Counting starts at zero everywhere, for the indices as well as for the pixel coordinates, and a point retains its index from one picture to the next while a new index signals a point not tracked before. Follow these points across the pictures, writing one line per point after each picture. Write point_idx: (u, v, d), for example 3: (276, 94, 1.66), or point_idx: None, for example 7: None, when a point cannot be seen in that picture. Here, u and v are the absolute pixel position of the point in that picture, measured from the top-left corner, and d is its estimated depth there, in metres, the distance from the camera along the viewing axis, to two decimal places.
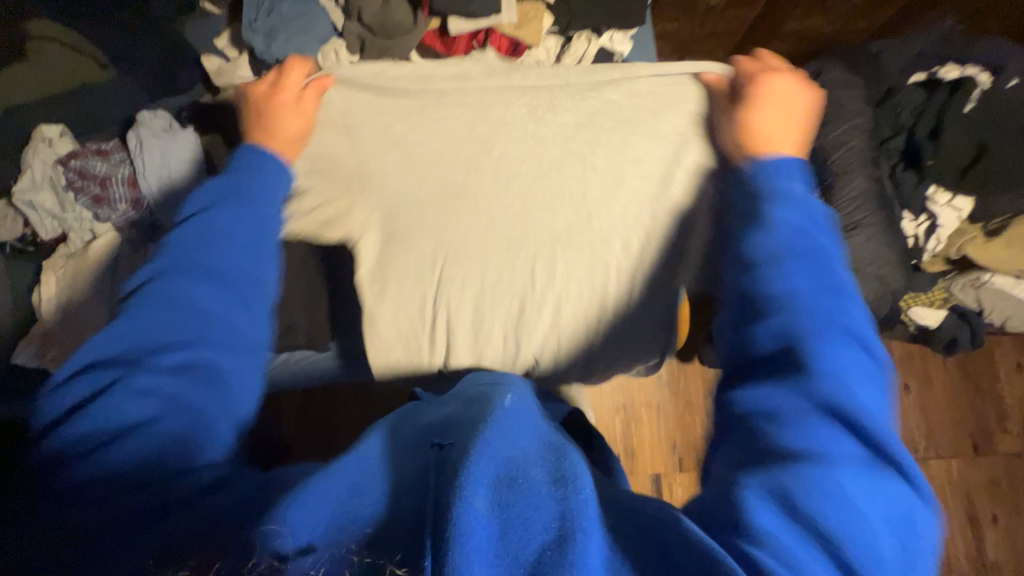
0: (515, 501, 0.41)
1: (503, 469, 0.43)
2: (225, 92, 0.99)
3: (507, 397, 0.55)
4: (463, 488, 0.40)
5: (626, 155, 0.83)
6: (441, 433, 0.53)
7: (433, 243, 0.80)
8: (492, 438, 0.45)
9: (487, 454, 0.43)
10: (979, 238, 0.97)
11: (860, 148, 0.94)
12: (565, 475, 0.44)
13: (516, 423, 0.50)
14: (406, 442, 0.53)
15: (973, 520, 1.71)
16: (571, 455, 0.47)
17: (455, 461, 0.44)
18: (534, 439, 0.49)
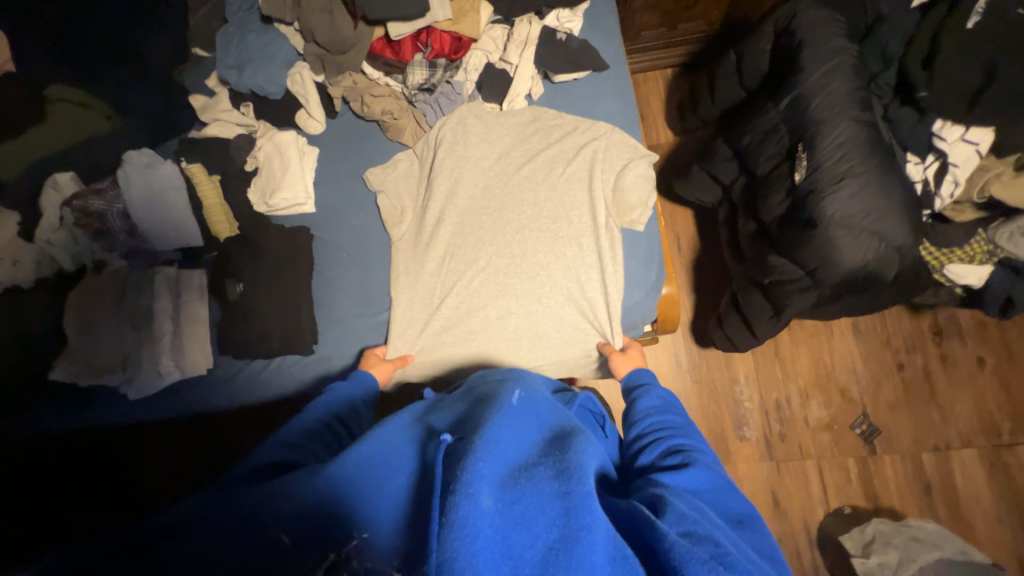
0: (515, 502, 0.42)
1: (505, 471, 0.45)
2: (209, 124, 1.09)
3: (513, 396, 0.57)
4: (466, 485, 0.41)
5: (554, 190, 1.01)
6: (458, 426, 0.53)
7: (444, 282, 1.03)
8: (496, 435, 0.48)
9: (493, 452, 0.46)
10: (1007, 172, 0.81)
11: (841, 90, 0.84)
12: (564, 466, 0.46)
13: (513, 428, 0.51)
14: (424, 436, 0.54)
15: None
16: (573, 448, 0.49)
17: (461, 454, 0.45)
18: (534, 438, 0.52)
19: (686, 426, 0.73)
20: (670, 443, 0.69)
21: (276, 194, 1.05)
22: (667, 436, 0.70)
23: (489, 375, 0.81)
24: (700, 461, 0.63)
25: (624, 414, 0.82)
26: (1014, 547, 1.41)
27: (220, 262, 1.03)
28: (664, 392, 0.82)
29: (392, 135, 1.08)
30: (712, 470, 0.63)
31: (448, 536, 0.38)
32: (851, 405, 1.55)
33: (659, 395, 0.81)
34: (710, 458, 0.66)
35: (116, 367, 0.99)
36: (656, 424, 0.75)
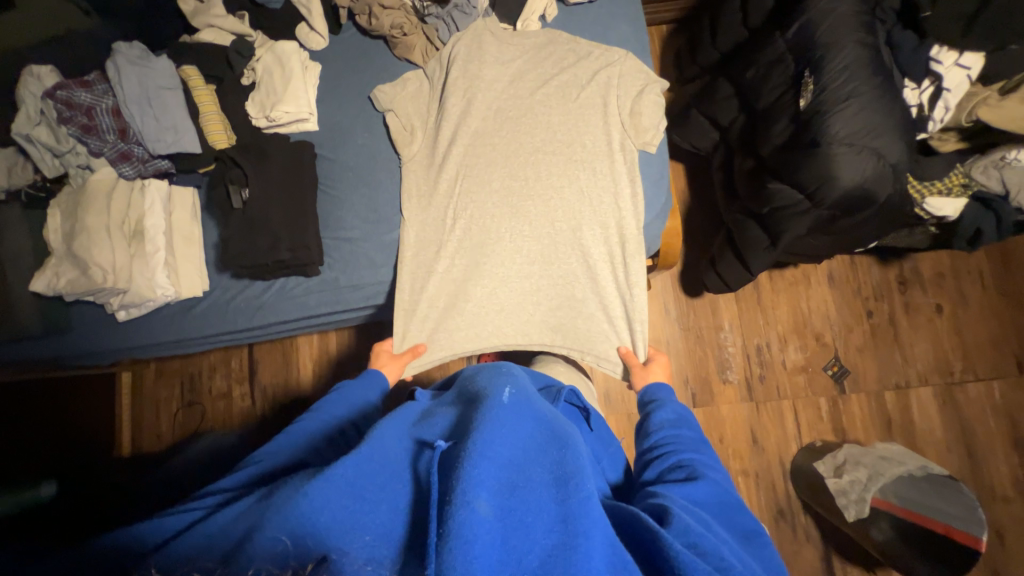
0: (512, 510, 0.44)
1: (502, 476, 0.46)
2: (202, 31, 1.01)
3: (507, 392, 0.57)
4: (466, 493, 0.42)
5: (567, 116, 1.00)
6: (450, 431, 0.53)
7: (455, 202, 1.00)
8: (490, 439, 0.47)
9: (490, 458, 0.46)
10: (993, 97, 0.89)
11: (849, 15, 0.88)
12: (564, 477, 0.48)
13: (510, 428, 0.51)
14: (415, 442, 0.53)
15: (1020, 442, 1.59)
16: (570, 458, 0.51)
17: (456, 462, 0.46)
18: (532, 440, 0.52)
19: (700, 442, 0.74)
20: (679, 456, 0.70)
21: (277, 107, 0.99)
22: (680, 450, 0.71)
23: (484, 368, 0.79)
24: (709, 478, 0.65)
25: (637, 426, 0.83)
26: (959, 471, 1.58)
27: (222, 172, 0.98)
28: (682, 408, 0.82)
29: (399, 52, 1.04)
30: (722, 487, 0.65)
31: (450, 549, 0.38)
32: (825, 349, 1.66)
33: (676, 412, 0.81)
34: (722, 475, 0.69)
35: (106, 279, 0.90)
36: (675, 436, 0.76)
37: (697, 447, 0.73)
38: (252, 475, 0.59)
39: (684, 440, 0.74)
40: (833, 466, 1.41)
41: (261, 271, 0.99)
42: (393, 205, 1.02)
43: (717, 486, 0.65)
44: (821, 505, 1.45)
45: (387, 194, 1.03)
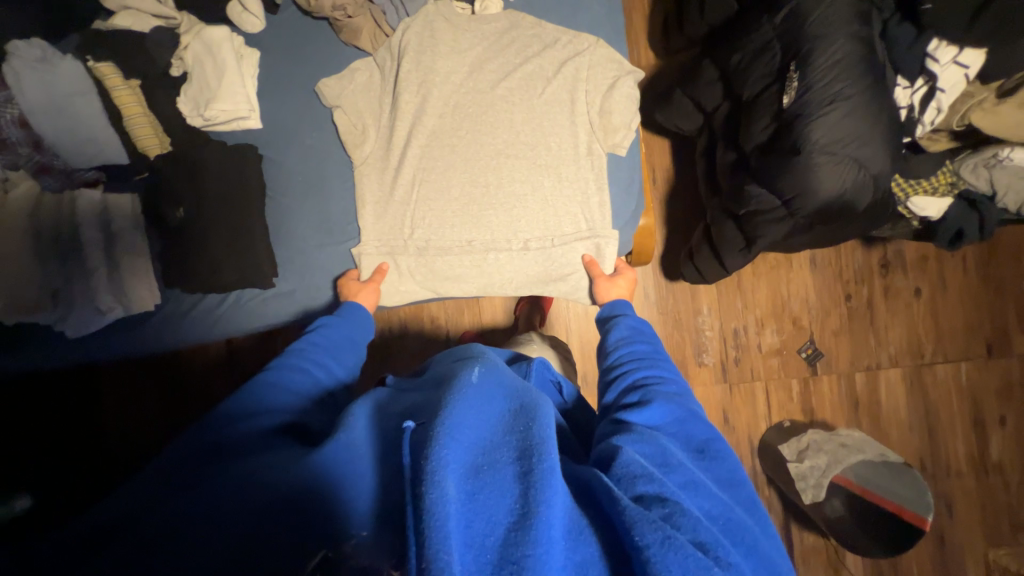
0: (479, 489, 0.40)
1: (472, 455, 0.43)
2: (116, 13, 0.89)
3: (475, 365, 0.54)
4: (432, 475, 0.39)
5: (532, 111, 0.94)
6: (417, 409, 0.49)
7: (414, 211, 0.95)
8: (460, 417, 0.44)
9: (457, 437, 0.42)
10: (989, 100, 0.83)
11: (842, 2, 0.79)
12: (529, 445, 0.44)
13: (479, 407, 0.47)
14: (385, 424, 0.50)
15: (979, 422, 1.66)
16: (538, 420, 0.47)
17: (424, 441, 0.42)
18: (501, 408, 0.49)
19: (656, 355, 0.75)
20: (634, 376, 0.70)
21: (211, 105, 0.89)
22: (634, 369, 0.71)
23: (449, 354, 0.78)
24: (661, 393, 0.64)
25: (597, 347, 0.83)
26: (919, 449, 1.64)
27: (155, 184, 0.90)
28: (637, 320, 0.83)
29: (346, 38, 0.94)
30: (677, 402, 0.63)
31: (427, 538, 0.36)
32: (801, 332, 1.66)
33: (630, 324, 0.82)
34: (675, 384, 0.68)
35: (46, 302, 0.86)
36: (629, 354, 0.76)
37: (658, 362, 0.72)
38: (209, 435, 0.55)
39: (647, 360, 0.73)
40: (795, 451, 1.45)
41: (208, 287, 0.93)
42: (346, 215, 0.97)
43: (693, 409, 0.63)
44: (784, 483, 1.52)
45: (339, 201, 0.97)
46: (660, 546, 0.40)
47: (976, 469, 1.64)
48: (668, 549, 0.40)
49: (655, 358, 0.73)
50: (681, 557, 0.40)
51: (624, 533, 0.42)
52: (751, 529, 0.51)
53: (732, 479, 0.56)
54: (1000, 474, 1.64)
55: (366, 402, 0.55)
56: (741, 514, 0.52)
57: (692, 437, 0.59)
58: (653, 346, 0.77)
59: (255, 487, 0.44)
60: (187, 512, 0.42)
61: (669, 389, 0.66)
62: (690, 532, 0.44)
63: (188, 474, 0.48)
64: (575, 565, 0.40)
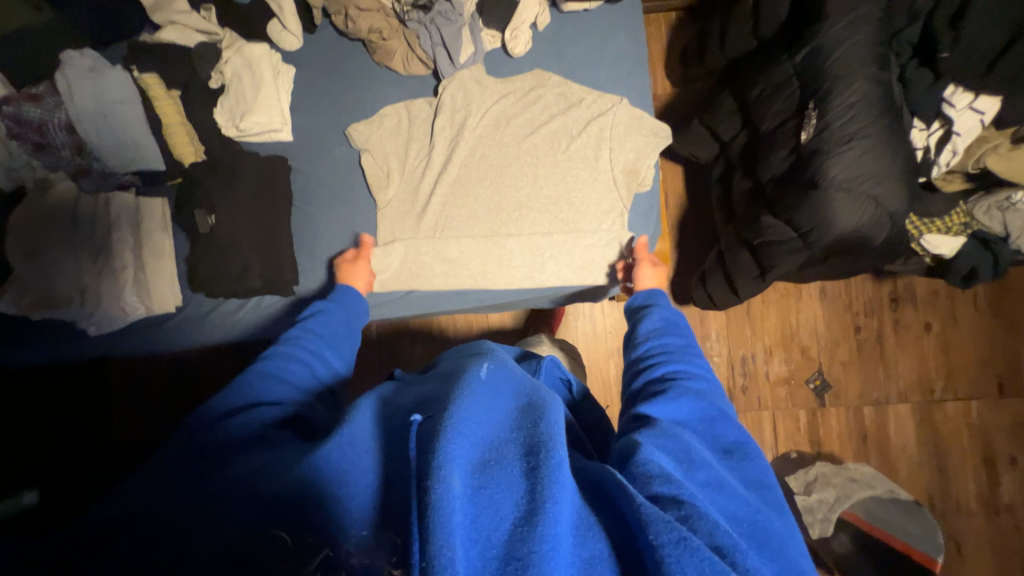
0: (486, 485, 0.40)
1: (480, 450, 0.43)
2: (163, 27, 0.93)
3: (485, 362, 0.55)
4: (440, 469, 0.38)
5: (556, 168, 0.96)
6: (426, 403, 0.49)
7: (436, 228, 0.98)
8: (468, 412, 0.44)
9: (465, 432, 0.42)
10: (1003, 145, 0.86)
11: (863, 45, 0.82)
12: (536, 443, 0.44)
13: (486, 405, 0.47)
14: (389, 413, 0.49)
15: (989, 461, 1.63)
16: (545, 417, 0.47)
17: (430, 435, 0.42)
18: (510, 406, 0.49)
19: (689, 349, 0.73)
20: (663, 369, 0.69)
21: (247, 118, 0.94)
22: (665, 360, 0.70)
23: (457, 351, 0.79)
24: (690, 389, 0.63)
25: (626, 336, 0.82)
26: (928, 486, 1.62)
27: (185, 190, 0.94)
28: (671, 312, 0.80)
29: (379, 58, 0.98)
30: (706, 399, 0.63)
31: (431, 535, 0.35)
32: (809, 362, 1.66)
33: (663, 316, 0.80)
34: (708, 384, 0.66)
35: (75, 300, 0.88)
36: (660, 346, 0.74)
37: (693, 358, 0.71)
38: (208, 436, 0.53)
39: (680, 353, 0.72)
40: (803, 483, 1.42)
41: (231, 288, 0.93)
42: (366, 227, 0.99)
43: (723, 411, 0.62)
44: None
45: (362, 215, 0.99)
46: (675, 547, 0.39)
47: (986, 510, 1.61)
48: (682, 549, 0.39)
49: (689, 352, 0.72)
50: (696, 561, 0.38)
51: (637, 532, 0.41)
52: (775, 530, 0.51)
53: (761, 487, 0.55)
54: (1011, 516, 1.61)
55: (377, 391, 0.56)
56: (765, 514, 0.51)
57: (720, 436, 0.59)
58: (688, 341, 0.75)
59: (256, 485, 0.42)
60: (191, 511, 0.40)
61: (702, 384, 0.65)
62: (704, 534, 0.43)
63: (188, 476, 0.46)
64: (582, 563, 0.40)
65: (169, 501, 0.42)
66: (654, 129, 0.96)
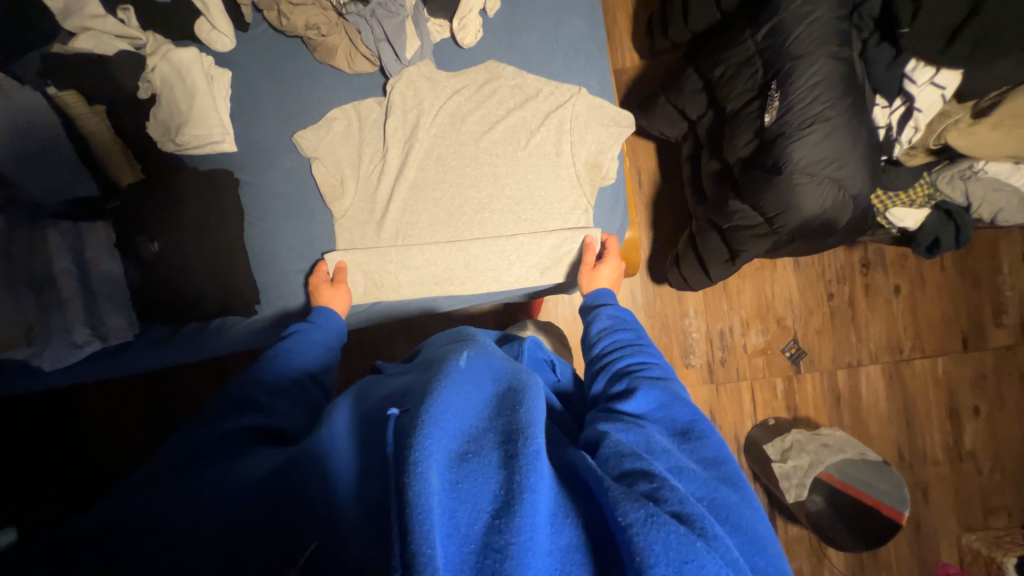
0: (463, 479, 0.39)
1: (458, 443, 0.42)
2: (77, 35, 0.85)
3: (463, 350, 0.54)
4: (417, 465, 0.37)
5: (517, 164, 0.96)
6: (407, 394, 0.49)
7: (398, 235, 0.95)
8: (445, 405, 0.43)
9: (443, 426, 0.41)
10: (965, 120, 0.87)
11: (824, 20, 0.79)
12: (514, 431, 0.43)
13: (464, 395, 0.46)
14: (369, 410, 0.49)
15: (954, 412, 1.71)
16: (524, 403, 0.46)
17: (408, 430, 0.41)
18: (488, 393, 0.48)
19: (640, 341, 0.75)
20: (618, 365, 0.70)
21: (183, 130, 0.88)
22: (621, 356, 0.72)
23: (444, 338, 0.76)
24: (645, 378, 0.64)
25: (581, 339, 0.83)
26: (897, 440, 1.70)
27: (128, 213, 0.89)
28: (618, 310, 0.83)
29: (320, 56, 0.92)
30: (661, 386, 0.63)
31: (411, 533, 0.34)
32: (785, 331, 1.68)
33: (612, 313, 0.82)
34: (663, 375, 0.67)
35: (20, 342, 0.81)
36: (612, 343, 0.76)
37: (645, 350, 0.73)
38: (187, 440, 0.54)
39: (631, 347, 0.74)
40: (780, 451, 1.50)
41: (204, 310, 0.92)
42: (324, 238, 0.96)
43: (681, 397, 0.62)
44: (771, 481, 1.54)
45: (319, 225, 0.96)
46: (643, 525, 0.38)
47: (950, 458, 1.70)
48: (651, 525, 0.38)
49: (640, 344, 0.75)
50: (664, 536, 0.38)
51: (607, 513, 0.40)
52: (735, 502, 0.49)
53: (724, 459, 0.54)
54: (973, 461, 1.71)
55: (355, 391, 0.55)
56: (724, 489, 0.50)
57: (681, 416, 0.59)
58: (637, 335, 0.78)
59: (241, 486, 0.43)
60: (176, 515, 0.40)
61: (656, 374, 0.66)
62: (671, 504, 0.42)
63: (167, 481, 0.47)
64: (559, 551, 0.38)
65: (152, 505, 0.43)
66: (615, 118, 0.97)
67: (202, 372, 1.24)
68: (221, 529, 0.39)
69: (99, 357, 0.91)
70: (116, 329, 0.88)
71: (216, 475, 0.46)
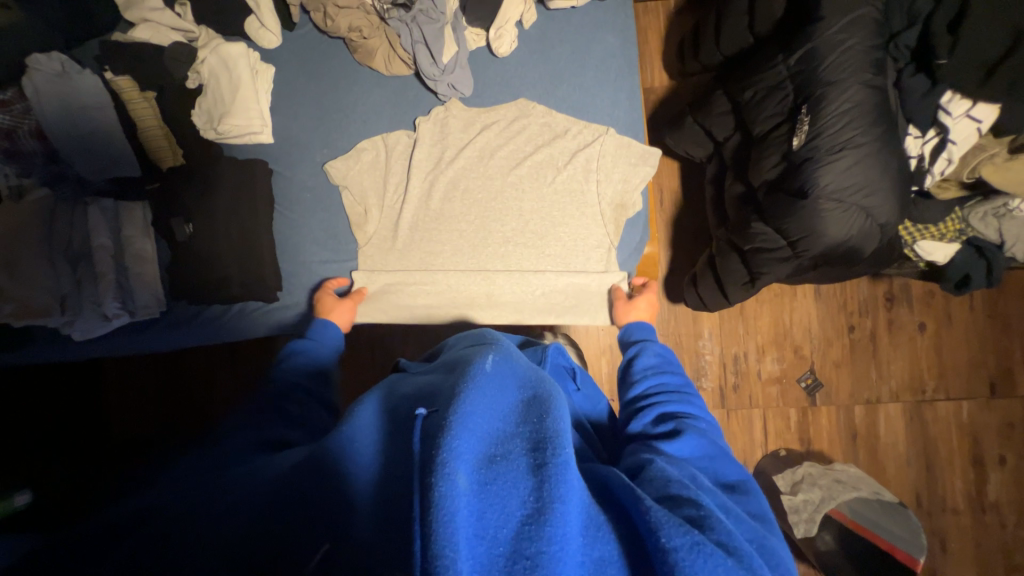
0: (492, 482, 0.38)
1: (485, 446, 0.40)
2: (136, 25, 0.91)
3: (489, 353, 0.52)
4: (443, 466, 0.36)
5: (541, 201, 0.98)
6: (429, 396, 0.48)
7: (421, 235, 0.98)
8: (473, 406, 0.41)
9: (470, 426, 0.40)
10: (1001, 155, 0.86)
11: (860, 48, 0.79)
12: (543, 439, 0.42)
13: (492, 400, 0.44)
14: (395, 404, 0.50)
15: (978, 460, 1.64)
16: (551, 412, 0.44)
17: (435, 430, 0.40)
18: (514, 398, 0.46)
19: (685, 387, 0.74)
20: (664, 406, 0.68)
21: (225, 119, 0.91)
22: (666, 398, 0.70)
23: (465, 339, 0.78)
24: (694, 427, 0.63)
25: (620, 370, 0.82)
26: (916, 484, 1.63)
27: (163, 196, 0.93)
28: (663, 347, 0.81)
29: (359, 57, 0.95)
30: (707, 437, 0.62)
31: (435, 535, 0.33)
32: (801, 361, 1.64)
33: (658, 351, 0.81)
34: (708, 426, 0.66)
35: (54, 308, 0.85)
36: (657, 381, 0.75)
37: (692, 398, 0.72)
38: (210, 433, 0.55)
39: (678, 393, 0.72)
40: (791, 484, 1.44)
41: (226, 294, 0.93)
42: (348, 232, 0.98)
43: (725, 451, 0.62)
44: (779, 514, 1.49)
45: (344, 219, 0.99)
46: (689, 551, 0.37)
47: (972, 508, 1.62)
48: (696, 554, 0.37)
49: (688, 392, 0.73)
50: (708, 564, 0.37)
51: (646, 533, 0.39)
52: (781, 554, 0.48)
53: (765, 517, 0.53)
54: (996, 514, 1.62)
55: (381, 387, 0.55)
56: (770, 538, 0.49)
57: (725, 467, 0.58)
58: (683, 379, 0.76)
59: (256, 484, 0.44)
60: (195, 502, 0.42)
61: (706, 427, 0.65)
62: (716, 533, 0.41)
63: (177, 474, 0.48)
64: (591, 562, 0.38)
65: (184, 494, 0.44)
66: (643, 156, 0.98)
67: (217, 354, 1.27)
68: (227, 519, 0.40)
69: (120, 332, 0.93)
70: (143, 306, 0.91)
71: (233, 469, 0.47)
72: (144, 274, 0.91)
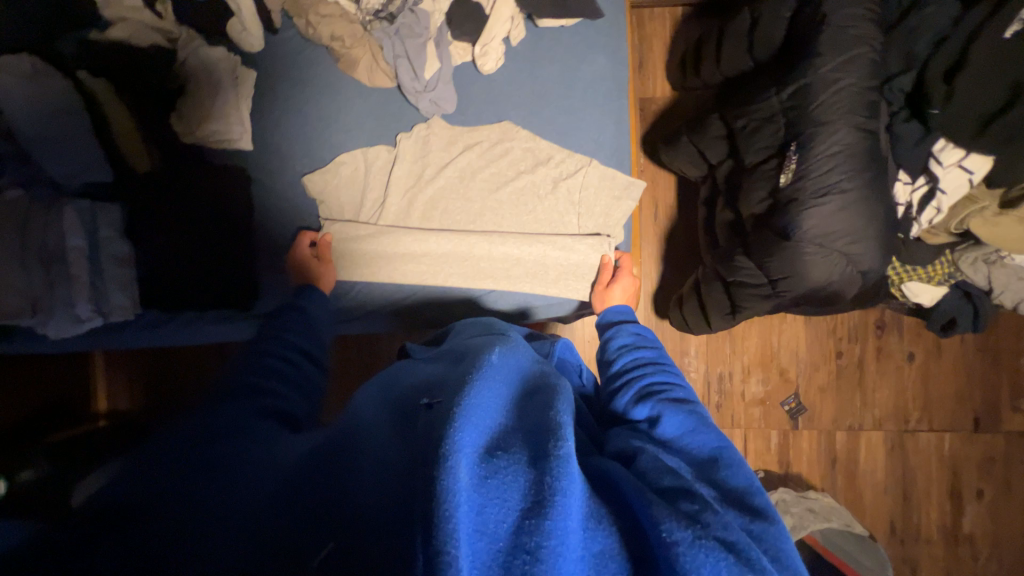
0: (493, 475, 0.37)
1: (487, 440, 0.40)
2: (115, 24, 0.89)
3: (496, 346, 0.53)
4: (446, 458, 0.35)
5: (522, 226, 0.96)
6: (434, 387, 0.48)
7: (396, 251, 0.95)
8: (476, 399, 0.41)
9: (474, 420, 0.39)
10: (990, 209, 0.83)
11: (853, 89, 0.76)
12: (546, 432, 0.41)
13: (495, 395, 0.44)
14: (399, 400, 0.49)
15: (956, 493, 1.63)
16: (555, 406, 0.45)
17: (439, 421, 0.39)
18: (515, 397, 0.46)
19: (662, 360, 0.74)
20: (642, 383, 0.68)
21: (204, 124, 0.90)
22: (645, 374, 0.70)
23: (473, 325, 0.77)
24: (671, 403, 0.61)
25: (599, 355, 0.82)
26: (890, 512, 1.63)
27: (142, 200, 0.92)
28: (638, 327, 0.83)
29: (343, 67, 0.94)
30: (687, 410, 0.60)
31: (436, 527, 0.32)
32: (786, 384, 1.63)
33: (633, 331, 0.82)
34: (690, 399, 0.64)
35: (25, 311, 0.83)
36: (634, 360, 0.75)
37: (671, 374, 0.70)
38: (187, 423, 0.52)
39: (656, 370, 0.70)
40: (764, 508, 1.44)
41: (203, 300, 0.95)
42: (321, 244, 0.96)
43: (707, 419, 0.59)
44: None
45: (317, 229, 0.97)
46: (689, 545, 0.36)
47: (945, 538, 1.63)
48: (695, 547, 0.36)
49: (670, 370, 0.71)
50: (712, 561, 0.36)
51: (646, 527, 0.38)
52: (776, 534, 0.43)
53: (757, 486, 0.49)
54: (969, 546, 1.63)
55: (381, 382, 0.55)
56: (765, 520, 0.45)
57: (708, 436, 0.56)
58: (664, 358, 0.75)
59: (276, 467, 0.44)
60: (206, 496, 0.41)
61: (687, 399, 0.64)
62: (715, 528, 0.39)
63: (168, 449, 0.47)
64: (593, 557, 0.36)
65: (193, 475, 0.43)
66: (628, 187, 0.97)
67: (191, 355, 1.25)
68: (236, 512, 0.40)
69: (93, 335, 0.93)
70: (114, 313, 0.90)
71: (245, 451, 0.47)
72: (120, 277, 0.90)
